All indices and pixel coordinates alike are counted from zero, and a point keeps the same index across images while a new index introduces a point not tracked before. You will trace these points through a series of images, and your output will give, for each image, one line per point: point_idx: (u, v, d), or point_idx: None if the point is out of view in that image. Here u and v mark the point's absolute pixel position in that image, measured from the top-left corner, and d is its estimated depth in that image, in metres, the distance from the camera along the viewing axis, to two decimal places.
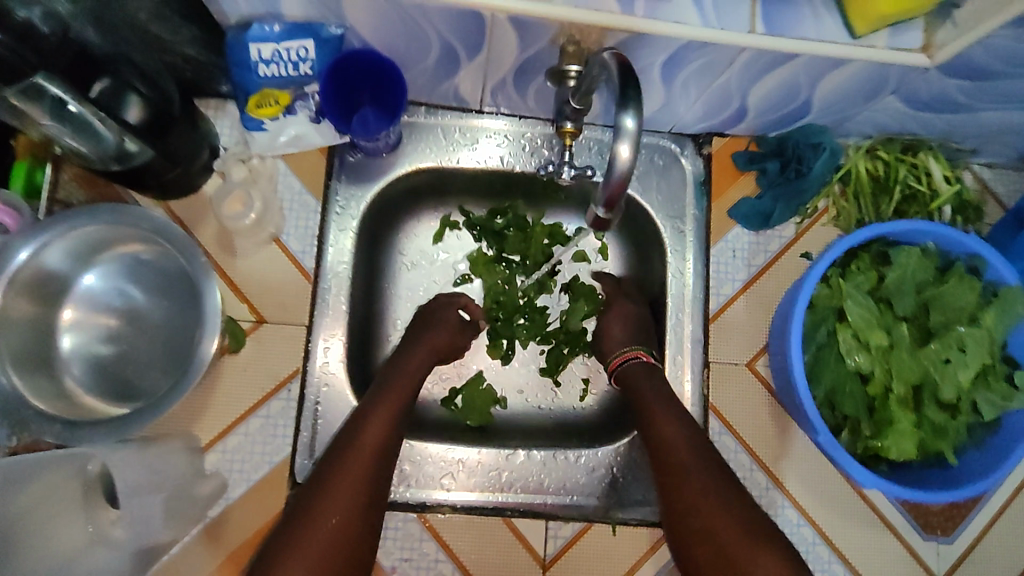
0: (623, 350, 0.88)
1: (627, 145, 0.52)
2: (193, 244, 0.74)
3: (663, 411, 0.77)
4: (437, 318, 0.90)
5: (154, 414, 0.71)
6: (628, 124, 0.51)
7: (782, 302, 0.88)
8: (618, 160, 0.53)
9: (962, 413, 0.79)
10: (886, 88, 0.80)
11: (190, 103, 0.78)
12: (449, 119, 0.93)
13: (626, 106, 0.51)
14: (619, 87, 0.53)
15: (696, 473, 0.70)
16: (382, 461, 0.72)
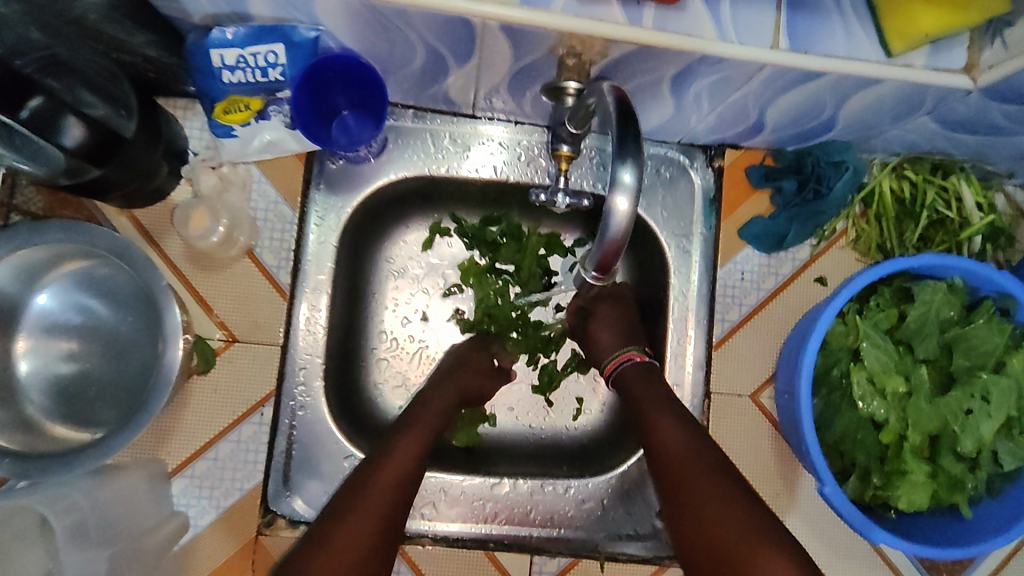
0: (616, 353, 0.81)
1: (625, 199, 0.50)
2: (154, 267, 0.69)
3: (662, 414, 0.72)
4: (467, 361, 0.85)
5: (129, 436, 0.68)
6: (625, 177, 0.49)
7: (795, 330, 0.82)
8: (615, 217, 0.50)
9: (982, 466, 0.73)
10: (921, 108, 0.72)
11: (152, 107, 0.72)
12: (440, 123, 0.86)
13: (623, 157, 0.49)
14: (616, 136, 0.50)
15: (702, 480, 0.64)
16: (407, 490, 0.67)
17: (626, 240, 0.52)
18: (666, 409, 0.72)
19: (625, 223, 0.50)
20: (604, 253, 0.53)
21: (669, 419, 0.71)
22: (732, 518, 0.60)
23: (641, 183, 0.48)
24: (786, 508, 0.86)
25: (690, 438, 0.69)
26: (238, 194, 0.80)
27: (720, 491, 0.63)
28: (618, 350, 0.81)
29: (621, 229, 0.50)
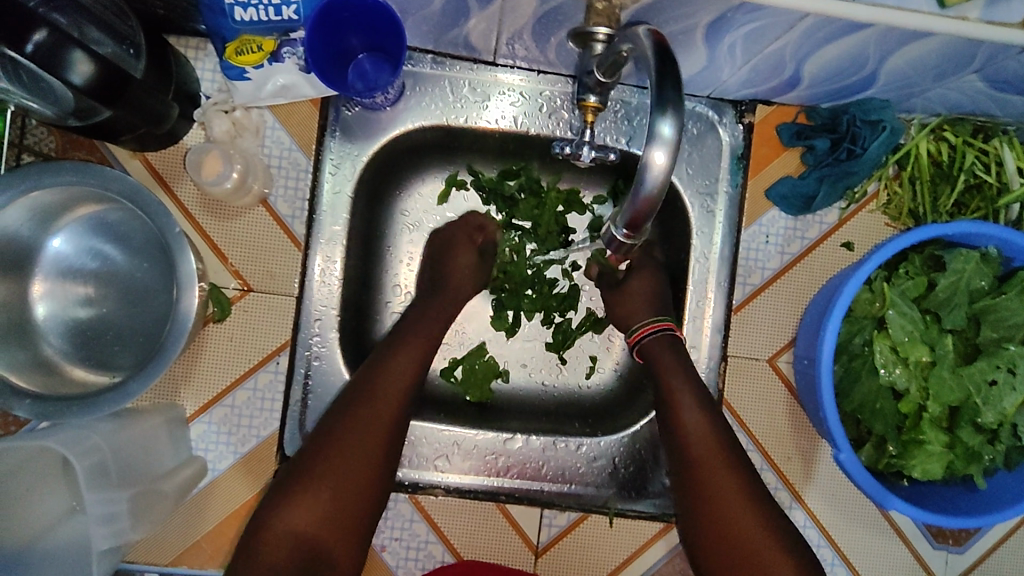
0: (646, 322, 0.79)
1: (662, 154, 0.46)
2: (167, 213, 0.68)
3: (686, 394, 0.73)
4: (453, 245, 0.84)
5: (146, 380, 0.68)
6: (665, 132, 0.44)
7: (826, 285, 0.80)
8: (651, 173, 0.47)
9: (1002, 438, 0.72)
10: (969, 65, 0.68)
11: (163, 46, 0.69)
12: (459, 70, 0.82)
13: (663, 110, 0.45)
14: (654, 88, 0.46)
15: (717, 464, 0.70)
16: (411, 393, 0.73)
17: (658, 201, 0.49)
18: (686, 379, 0.74)
19: (661, 179, 0.46)
20: (636, 212, 0.50)
21: (689, 392, 0.73)
22: (742, 506, 0.68)
23: (681, 140, 0.44)
24: (796, 470, 0.86)
25: (709, 420, 0.72)
26: (251, 139, 0.79)
27: (735, 479, 0.69)
28: (646, 321, 0.79)
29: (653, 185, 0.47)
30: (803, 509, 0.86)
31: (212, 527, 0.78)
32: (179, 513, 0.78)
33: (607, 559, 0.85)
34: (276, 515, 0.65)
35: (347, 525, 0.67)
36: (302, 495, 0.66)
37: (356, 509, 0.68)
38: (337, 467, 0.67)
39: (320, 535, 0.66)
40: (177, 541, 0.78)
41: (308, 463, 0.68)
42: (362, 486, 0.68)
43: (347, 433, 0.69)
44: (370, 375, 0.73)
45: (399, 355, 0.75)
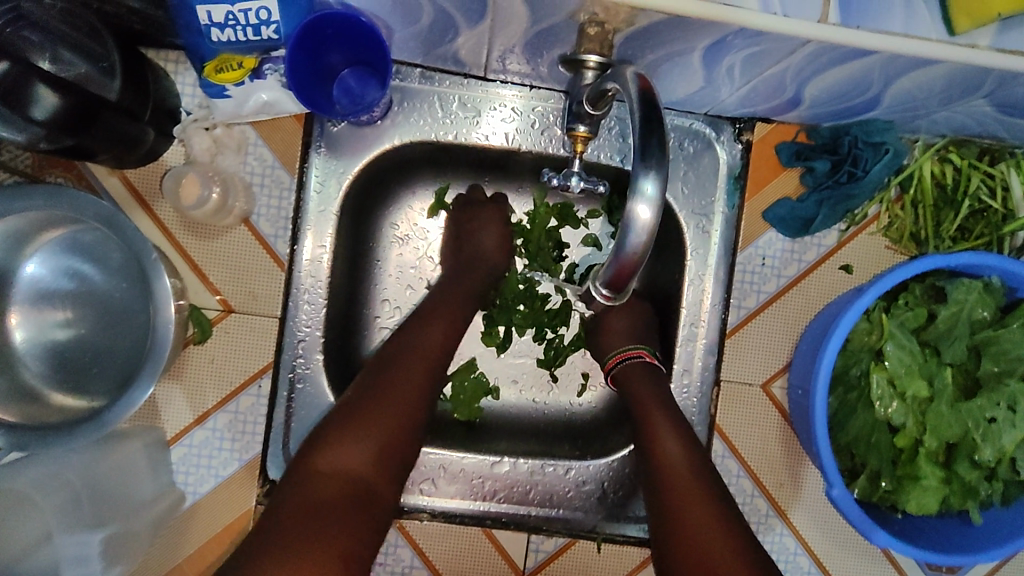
0: (620, 349, 0.80)
1: (647, 211, 0.45)
2: (144, 238, 0.66)
3: (660, 417, 0.73)
4: (479, 221, 0.84)
5: (125, 407, 0.67)
6: (647, 189, 0.44)
7: (828, 306, 0.78)
8: (636, 230, 0.45)
9: (999, 475, 0.70)
10: (979, 90, 0.65)
11: (139, 64, 0.67)
12: (449, 85, 0.80)
13: (646, 165, 0.44)
14: (639, 145, 0.45)
15: (699, 509, 0.65)
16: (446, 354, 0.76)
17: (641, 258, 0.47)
18: (663, 415, 0.73)
19: (647, 234, 0.44)
20: (618, 270, 0.48)
21: (667, 431, 0.71)
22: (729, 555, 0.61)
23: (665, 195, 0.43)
24: (789, 497, 0.84)
25: (687, 449, 0.70)
26: (233, 156, 0.76)
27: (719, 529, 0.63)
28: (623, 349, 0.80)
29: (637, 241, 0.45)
30: (794, 535, 0.84)
31: (193, 551, 0.77)
32: (159, 538, 0.76)
33: None
34: (323, 452, 0.65)
35: (393, 464, 0.67)
36: (347, 434, 0.66)
37: (402, 449, 0.68)
38: (381, 409, 0.68)
39: (368, 472, 0.65)
40: (158, 565, 0.77)
41: (351, 407, 0.68)
42: (405, 434, 0.68)
43: (388, 377, 0.71)
44: (402, 337, 0.75)
45: (432, 321, 0.77)
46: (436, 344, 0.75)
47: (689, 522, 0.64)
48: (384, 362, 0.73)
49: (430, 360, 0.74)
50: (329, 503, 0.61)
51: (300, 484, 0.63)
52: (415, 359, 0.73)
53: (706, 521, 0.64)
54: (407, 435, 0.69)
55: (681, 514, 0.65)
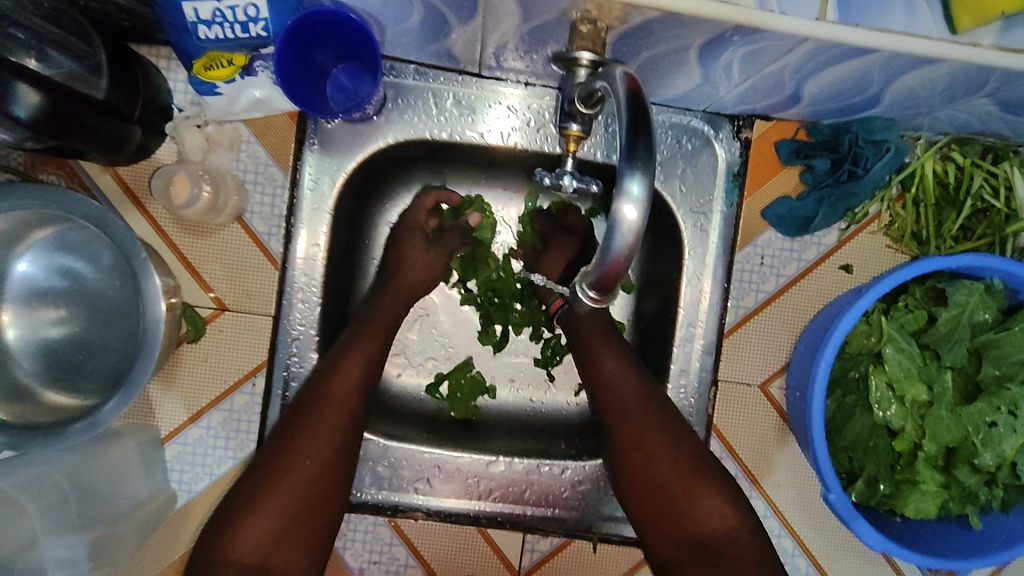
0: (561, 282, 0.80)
1: (633, 212, 0.43)
2: (133, 238, 0.66)
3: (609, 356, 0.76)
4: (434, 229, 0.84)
5: (121, 404, 0.67)
6: (632, 189, 0.43)
7: (834, 300, 0.77)
8: (622, 232, 0.43)
9: (1001, 481, 0.69)
10: (981, 89, 0.64)
11: (128, 61, 0.66)
12: (443, 82, 0.79)
13: (632, 165, 0.43)
14: (626, 141, 0.44)
15: (699, 492, 0.69)
16: (357, 407, 0.72)
17: (628, 259, 0.45)
18: (639, 392, 0.74)
19: (633, 235, 0.43)
20: (605, 276, 0.46)
21: (615, 360, 0.76)
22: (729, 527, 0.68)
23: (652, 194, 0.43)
24: (787, 498, 0.83)
25: (635, 375, 0.75)
26: (225, 154, 0.76)
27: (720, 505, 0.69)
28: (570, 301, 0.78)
29: (626, 243, 0.44)
30: (791, 536, 0.84)
31: (188, 548, 0.77)
32: (155, 536, 0.77)
33: None
34: (226, 540, 0.65)
35: (301, 540, 0.66)
36: (240, 526, 0.65)
37: (312, 522, 0.67)
38: (278, 494, 0.66)
39: (271, 554, 0.64)
40: (153, 562, 0.77)
41: (256, 483, 0.67)
42: (311, 513, 0.67)
43: (297, 445, 0.68)
44: (311, 396, 0.71)
45: (342, 370, 0.72)
46: (351, 396, 0.71)
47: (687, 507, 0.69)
48: (296, 423, 0.69)
49: (344, 416, 0.70)
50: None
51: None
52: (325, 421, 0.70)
53: (708, 501, 0.69)
54: (318, 506, 0.68)
55: (678, 500, 0.69)
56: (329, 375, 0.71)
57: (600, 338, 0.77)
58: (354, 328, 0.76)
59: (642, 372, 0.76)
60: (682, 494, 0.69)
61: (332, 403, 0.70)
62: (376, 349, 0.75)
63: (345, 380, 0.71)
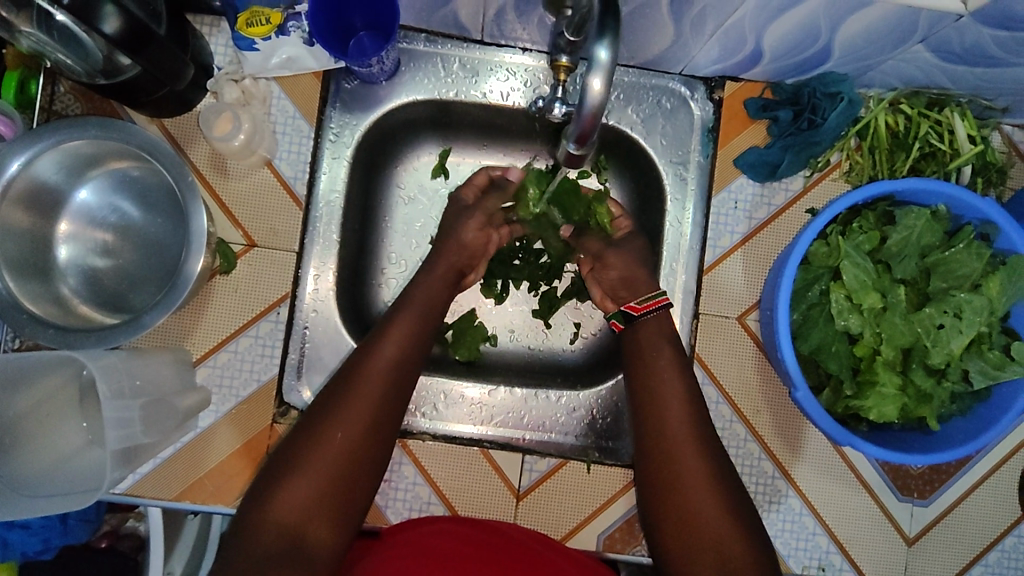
0: (648, 297, 0.82)
1: (600, 78, 0.54)
2: (181, 164, 0.75)
3: (662, 360, 0.78)
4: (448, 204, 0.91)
5: (167, 307, 0.74)
6: (601, 56, 0.53)
7: (776, 265, 0.86)
8: (589, 96, 0.55)
9: (949, 379, 0.77)
10: (915, 35, 0.74)
11: (181, 19, 0.77)
12: (450, 48, 0.90)
13: (601, 36, 0.53)
14: (597, 19, 0.54)
15: (693, 483, 0.71)
16: (394, 382, 0.74)
17: (600, 113, 0.57)
18: (680, 378, 0.77)
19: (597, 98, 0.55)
20: (582, 128, 0.59)
21: (669, 368, 0.77)
22: (716, 526, 0.69)
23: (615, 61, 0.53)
24: (765, 422, 0.90)
25: (683, 379, 0.77)
26: (259, 108, 0.86)
27: (712, 502, 0.70)
28: (646, 295, 0.83)
29: (592, 105, 0.55)
30: (770, 459, 0.90)
31: (213, 463, 0.84)
32: (184, 450, 0.84)
33: (578, 508, 0.89)
34: (269, 498, 0.66)
35: (336, 512, 0.67)
36: (279, 489, 0.66)
37: (347, 496, 0.68)
38: (313, 461, 0.67)
39: (307, 521, 0.66)
40: (181, 475, 0.84)
41: (296, 450, 0.68)
42: (346, 481, 0.68)
43: (336, 417, 0.70)
44: (354, 368, 0.73)
45: (383, 342, 0.76)
46: (389, 375, 0.74)
47: (688, 502, 0.71)
48: (335, 396, 0.71)
49: (382, 394, 0.72)
50: (268, 556, 0.63)
51: (240, 536, 0.64)
52: (364, 397, 0.71)
53: (691, 485, 0.71)
54: (354, 478, 0.69)
55: (683, 494, 0.71)
56: (368, 354, 0.74)
57: (656, 335, 0.81)
58: (393, 312, 0.80)
59: (684, 365, 0.78)
60: (684, 487, 0.71)
61: (368, 379, 0.72)
62: (410, 336, 0.77)
63: (383, 361, 0.74)
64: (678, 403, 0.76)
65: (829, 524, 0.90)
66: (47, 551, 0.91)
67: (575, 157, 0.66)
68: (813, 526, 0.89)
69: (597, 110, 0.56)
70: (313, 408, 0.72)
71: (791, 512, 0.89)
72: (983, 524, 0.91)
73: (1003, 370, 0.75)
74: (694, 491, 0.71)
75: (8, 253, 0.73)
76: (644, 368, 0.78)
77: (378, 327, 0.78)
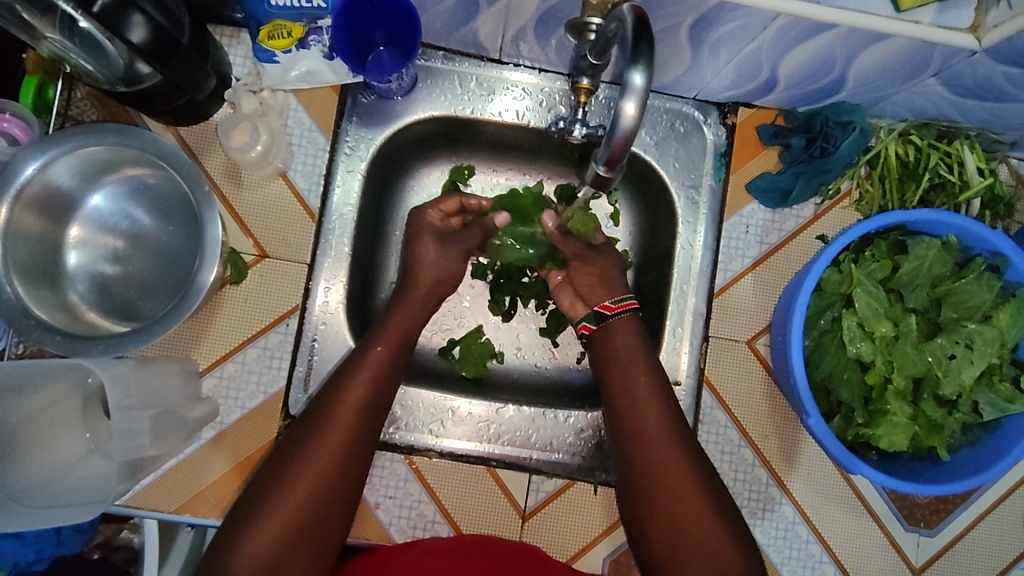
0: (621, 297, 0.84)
1: (633, 102, 0.56)
2: (198, 173, 0.74)
3: (648, 387, 0.78)
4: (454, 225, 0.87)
5: (179, 315, 0.73)
6: (635, 81, 0.55)
7: (791, 286, 0.87)
8: (622, 122, 0.56)
9: (960, 410, 0.78)
10: (927, 69, 0.75)
11: (202, 31, 0.78)
12: (467, 67, 0.90)
13: (635, 62, 0.55)
14: (631, 46, 0.56)
15: (689, 507, 0.70)
16: (368, 418, 0.73)
17: (633, 138, 0.57)
18: (662, 410, 0.77)
19: (630, 126, 0.56)
20: (611, 152, 0.59)
21: (655, 396, 0.78)
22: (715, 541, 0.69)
23: (649, 86, 0.54)
24: (773, 447, 0.90)
25: (665, 407, 0.77)
26: (276, 119, 0.86)
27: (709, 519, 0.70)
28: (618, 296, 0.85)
29: (627, 130, 0.56)
30: (777, 484, 0.89)
31: (215, 476, 0.83)
32: (188, 460, 0.82)
33: (585, 530, 0.88)
34: (241, 536, 0.64)
35: (307, 548, 0.66)
36: (253, 527, 0.65)
37: (319, 535, 0.67)
38: (286, 498, 0.66)
39: (278, 558, 0.64)
40: (183, 488, 0.82)
41: (266, 490, 0.67)
42: (322, 519, 0.68)
43: (307, 453, 0.69)
44: (329, 399, 0.73)
45: (357, 376, 0.75)
46: (363, 406, 0.73)
47: (684, 524, 0.70)
48: (306, 429, 0.71)
49: (354, 427, 0.72)
50: None
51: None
52: (329, 426, 0.71)
53: (687, 512, 0.70)
54: (328, 514, 0.68)
55: (687, 525, 0.70)
56: (341, 388, 0.74)
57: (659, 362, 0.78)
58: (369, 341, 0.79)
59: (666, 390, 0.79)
60: (676, 515, 0.70)
61: (342, 412, 0.72)
62: (386, 365, 0.77)
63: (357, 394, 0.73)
64: (659, 426, 0.75)
65: (835, 552, 0.89)
66: (39, 562, 0.88)
67: (604, 183, 0.65)
68: (818, 554, 0.88)
69: (627, 137, 0.57)
70: (282, 445, 0.71)
71: (797, 540, 0.89)
72: (988, 555, 0.91)
73: (1013, 402, 0.75)
74: (685, 507, 0.70)
75: (20, 255, 0.73)
76: (626, 399, 0.78)
77: (353, 357, 0.77)
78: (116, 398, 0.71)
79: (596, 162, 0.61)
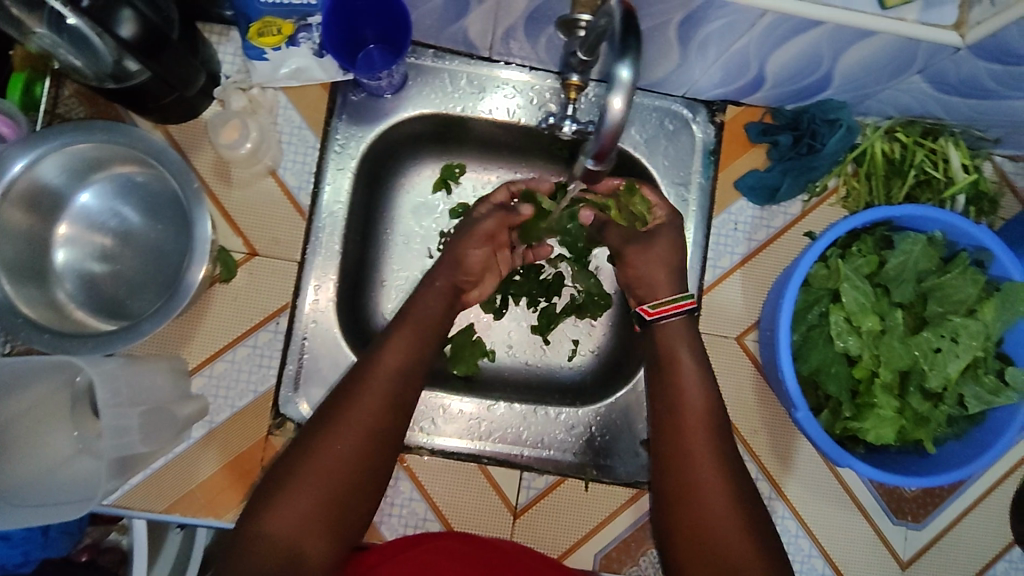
0: (665, 300, 0.79)
1: (621, 97, 0.56)
2: (186, 170, 0.74)
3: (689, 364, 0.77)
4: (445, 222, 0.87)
5: (167, 315, 0.73)
6: (623, 74, 0.55)
7: (778, 283, 0.87)
8: (609, 116, 0.57)
9: (945, 403, 0.79)
10: (912, 66, 0.76)
11: (191, 28, 0.78)
12: (458, 65, 0.90)
13: (623, 56, 0.55)
14: (619, 40, 0.56)
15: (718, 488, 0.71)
16: (401, 393, 0.73)
17: (621, 130, 0.58)
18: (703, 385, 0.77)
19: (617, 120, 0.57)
20: (600, 144, 0.59)
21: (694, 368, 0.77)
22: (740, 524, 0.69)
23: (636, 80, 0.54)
24: (762, 442, 0.91)
25: (707, 384, 0.77)
26: (266, 116, 0.86)
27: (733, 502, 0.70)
28: (665, 298, 0.79)
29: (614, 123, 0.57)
30: (767, 479, 0.90)
31: (204, 474, 0.82)
32: (177, 460, 0.82)
33: (576, 526, 0.88)
34: (268, 509, 0.64)
35: (332, 528, 0.65)
36: (280, 501, 0.64)
37: (344, 514, 0.67)
38: (314, 472, 0.66)
39: (302, 535, 0.63)
40: (173, 487, 0.82)
41: (292, 464, 0.66)
42: (349, 496, 0.67)
43: (336, 428, 0.68)
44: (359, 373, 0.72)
45: (389, 351, 0.74)
46: (394, 381, 0.72)
47: (716, 504, 0.70)
48: (337, 408, 0.70)
49: (389, 401, 0.71)
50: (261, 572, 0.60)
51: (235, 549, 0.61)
52: (364, 405, 0.70)
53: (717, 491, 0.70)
54: (354, 494, 0.67)
55: (717, 504, 0.70)
56: (374, 361, 0.73)
57: (683, 345, 0.78)
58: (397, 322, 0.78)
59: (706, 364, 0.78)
60: (704, 497, 0.70)
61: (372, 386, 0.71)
62: (418, 341, 0.76)
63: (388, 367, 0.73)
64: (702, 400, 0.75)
65: (824, 545, 0.90)
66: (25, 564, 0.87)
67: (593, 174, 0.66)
68: (808, 548, 0.89)
69: (615, 130, 0.57)
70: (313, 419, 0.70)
71: (787, 534, 0.89)
72: (974, 548, 0.92)
73: (998, 395, 0.76)
74: (714, 489, 0.70)
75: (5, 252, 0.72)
76: (669, 375, 0.77)
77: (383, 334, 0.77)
78: (105, 396, 0.70)
79: (587, 154, 0.62)
